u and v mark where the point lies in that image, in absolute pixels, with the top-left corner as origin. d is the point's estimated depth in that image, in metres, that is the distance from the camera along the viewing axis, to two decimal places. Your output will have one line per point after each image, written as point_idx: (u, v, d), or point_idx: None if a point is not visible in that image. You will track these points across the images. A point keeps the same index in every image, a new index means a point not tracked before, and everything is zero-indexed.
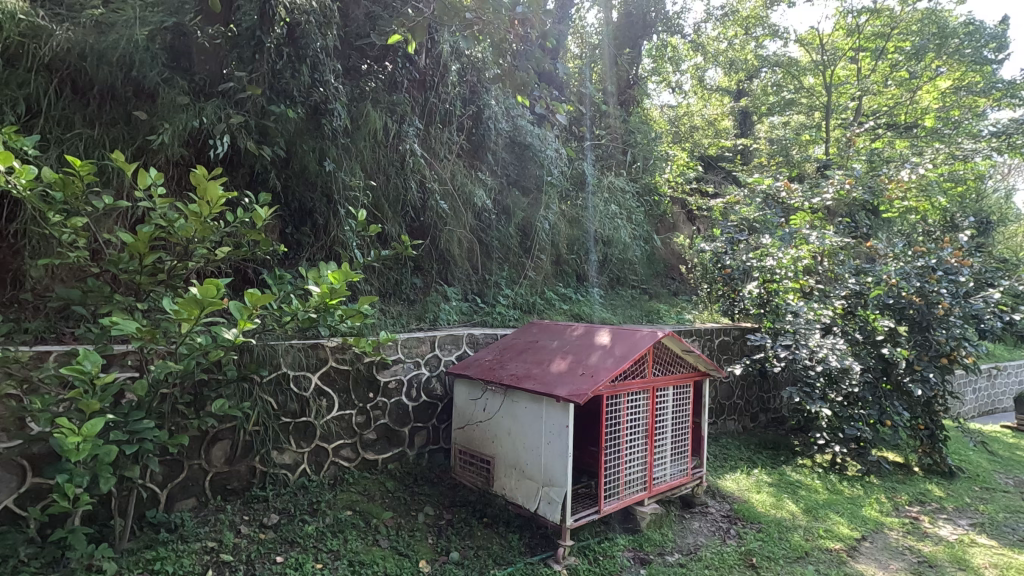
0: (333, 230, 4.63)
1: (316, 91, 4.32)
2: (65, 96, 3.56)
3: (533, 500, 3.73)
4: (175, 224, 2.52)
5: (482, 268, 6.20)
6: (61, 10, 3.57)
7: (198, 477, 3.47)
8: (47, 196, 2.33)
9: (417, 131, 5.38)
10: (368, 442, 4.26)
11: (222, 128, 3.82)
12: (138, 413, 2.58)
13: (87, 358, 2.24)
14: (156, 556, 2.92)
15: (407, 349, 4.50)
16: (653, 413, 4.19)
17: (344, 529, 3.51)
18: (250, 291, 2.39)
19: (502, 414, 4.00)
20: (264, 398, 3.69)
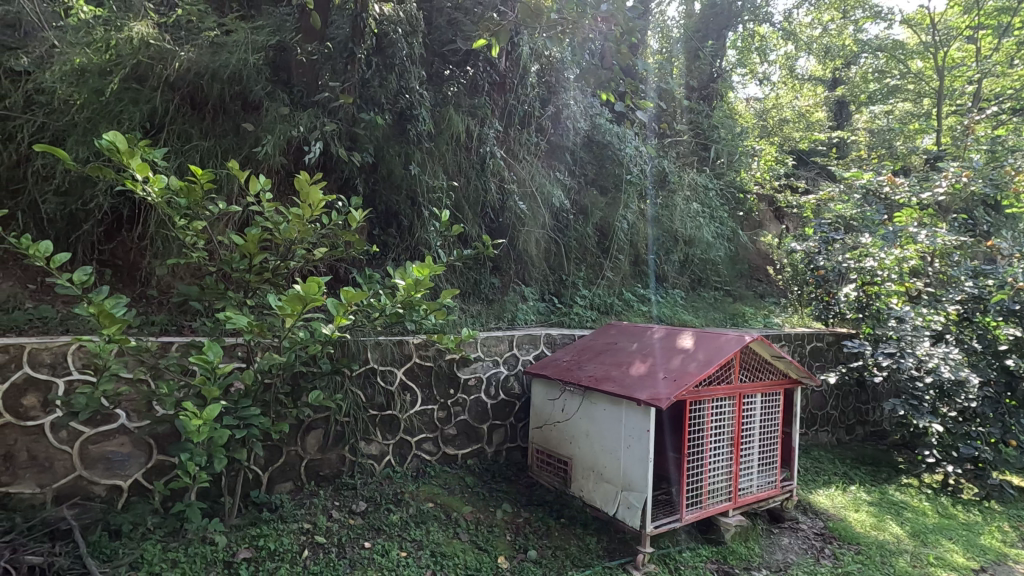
0: (417, 231, 4.81)
1: (402, 98, 4.52)
2: (185, 111, 3.89)
3: (611, 503, 3.68)
4: (280, 226, 2.72)
5: (559, 269, 6.20)
6: (182, 34, 4.01)
7: (295, 462, 3.71)
8: (174, 201, 2.59)
9: (496, 133, 5.47)
10: (449, 437, 4.39)
11: (317, 134, 4.04)
12: (246, 400, 2.82)
13: (212, 348, 2.50)
14: (260, 533, 3.17)
15: (486, 347, 4.58)
16: (739, 421, 4.01)
17: (426, 521, 3.64)
18: (346, 289, 2.53)
19: (581, 415, 3.97)
20: (355, 391, 3.89)
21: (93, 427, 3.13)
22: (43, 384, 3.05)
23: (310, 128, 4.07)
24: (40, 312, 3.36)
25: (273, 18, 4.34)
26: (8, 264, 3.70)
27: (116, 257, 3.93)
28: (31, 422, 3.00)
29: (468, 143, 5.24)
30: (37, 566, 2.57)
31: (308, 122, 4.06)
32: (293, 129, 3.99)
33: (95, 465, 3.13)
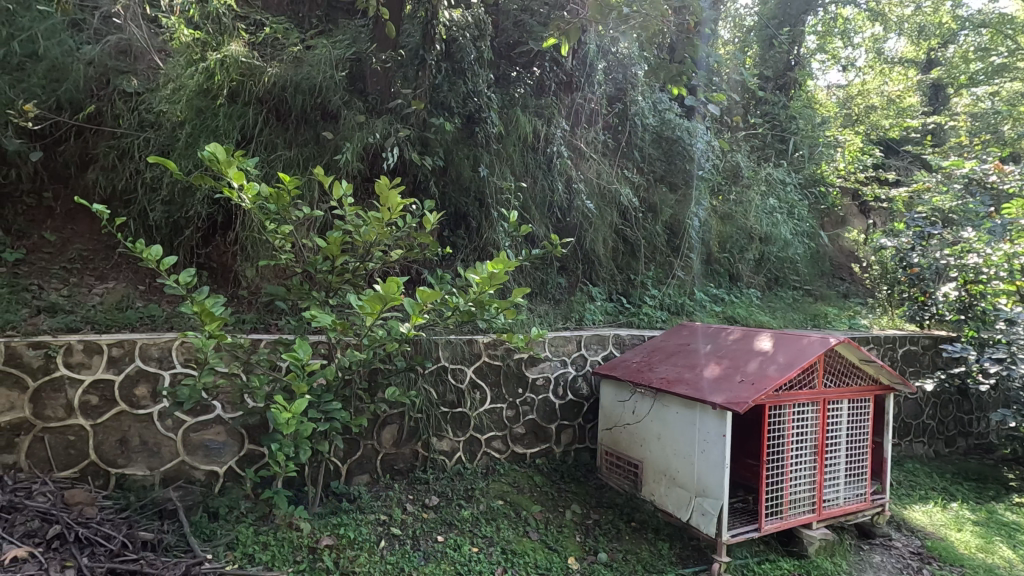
0: (485, 232, 4.87)
1: (471, 101, 4.63)
2: (271, 123, 4.14)
3: (684, 509, 3.58)
4: (360, 229, 2.86)
5: (627, 268, 6.09)
6: (269, 50, 4.28)
7: (371, 456, 3.86)
8: (266, 207, 2.78)
9: (563, 133, 5.48)
10: (517, 435, 4.42)
11: (392, 140, 4.21)
12: (329, 395, 2.97)
13: (302, 346, 2.66)
14: (340, 522, 3.33)
15: (554, 347, 4.58)
16: (824, 428, 3.77)
17: (496, 518, 3.69)
18: (422, 289, 2.62)
19: (652, 418, 3.89)
20: (427, 387, 4.00)
21: (193, 416, 3.40)
22: (151, 376, 3.35)
23: (385, 135, 4.24)
24: (149, 310, 3.69)
25: (349, 31, 4.57)
26: (123, 266, 4.08)
27: (212, 260, 4.23)
28: (142, 410, 3.31)
29: (535, 143, 5.28)
30: (149, 542, 2.83)
31: (383, 129, 4.22)
32: (369, 136, 4.16)
33: (195, 452, 3.40)
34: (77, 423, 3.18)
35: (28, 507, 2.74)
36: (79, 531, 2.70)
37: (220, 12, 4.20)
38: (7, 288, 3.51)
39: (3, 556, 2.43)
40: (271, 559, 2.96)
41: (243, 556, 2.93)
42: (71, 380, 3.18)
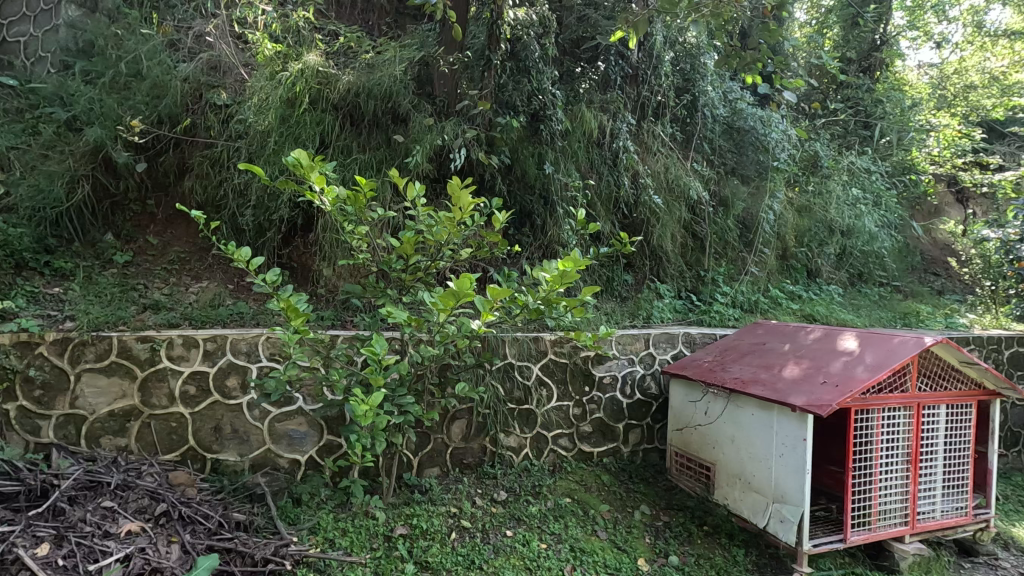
0: (550, 229, 4.86)
1: (536, 99, 4.65)
2: (346, 128, 4.33)
3: (761, 515, 3.43)
4: (433, 228, 2.94)
5: (696, 264, 5.89)
6: (343, 59, 4.48)
7: (442, 449, 3.95)
8: (344, 210, 2.92)
9: (629, 127, 5.37)
10: (584, 434, 4.38)
11: (460, 141, 4.29)
12: (403, 389, 3.07)
13: (377, 340, 2.78)
14: (413, 512, 3.45)
15: (622, 345, 4.51)
16: (918, 435, 3.50)
17: (564, 515, 3.69)
18: (493, 287, 2.66)
19: (725, 419, 3.74)
20: (495, 384, 4.05)
21: (278, 407, 3.61)
22: (241, 369, 3.59)
23: (453, 136, 4.33)
24: (238, 308, 3.96)
25: (417, 36, 4.70)
26: (215, 266, 4.40)
27: (293, 260, 4.48)
28: (233, 401, 3.56)
29: (600, 139, 5.23)
30: (242, 522, 3.05)
31: (451, 130, 4.30)
32: (438, 138, 4.26)
33: (279, 441, 3.61)
34: (179, 410, 3.47)
35: (139, 486, 3.02)
36: (182, 510, 2.94)
37: (301, 25, 4.49)
38: (118, 287, 3.87)
39: (119, 529, 2.70)
40: (350, 544, 3.11)
41: (325, 540, 3.10)
42: (172, 371, 3.47)
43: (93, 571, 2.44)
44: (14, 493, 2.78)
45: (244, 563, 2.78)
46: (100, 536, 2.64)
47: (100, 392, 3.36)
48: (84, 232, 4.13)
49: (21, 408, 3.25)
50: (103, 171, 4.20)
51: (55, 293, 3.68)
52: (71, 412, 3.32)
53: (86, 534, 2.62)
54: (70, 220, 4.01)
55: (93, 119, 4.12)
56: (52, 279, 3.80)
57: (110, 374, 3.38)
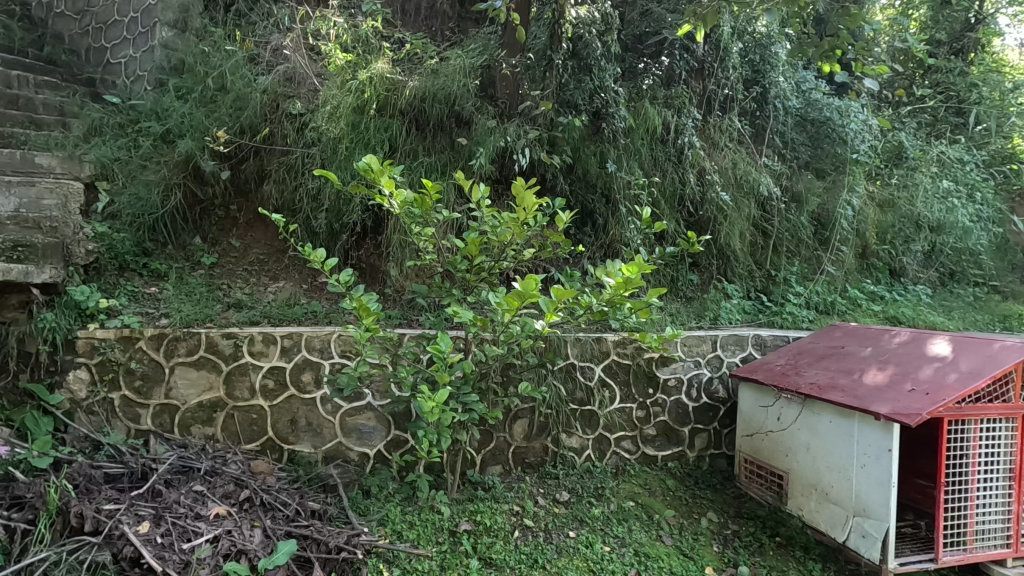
0: (612, 228, 4.80)
1: (598, 97, 4.63)
2: (412, 133, 4.45)
3: (840, 529, 3.25)
4: (497, 229, 2.98)
5: (767, 263, 5.63)
6: (410, 65, 4.61)
7: (504, 448, 3.99)
8: (412, 212, 3.01)
9: (695, 122, 5.22)
10: (648, 437, 4.28)
11: (522, 142, 4.32)
12: (467, 388, 3.13)
13: (444, 340, 2.85)
14: (477, 509, 3.51)
15: (687, 347, 4.39)
16: (1023, 448, 3.20)
17: (628, 519, 3.64)
18: (557, 287, 2.67)
19: (800, 426, 3.56)
20: (557, 384, 4.05)
21: (349, 402, 3.77)
22: (315, 365, 3.77)
23: (516, 137, 4.37)
24: (312, 307, 4.15)
25: (480, 39, 4.77)
26: (291, 267, 4.65)
27: (363, 261, 4.66)
28: (308, 394, 3.75)
29: (664, 135, 5.11)
30: (317, 511, 3.21)
31: (514, 131, 4.34)
32: (501, 139, 4.30)
33: (350, 434, 3.77)
34: (259, 403, 3.69)
35: (226, 473, 3.23)
36: (263, 497, 3.13)
37: (369, 35, 4.64)
38: (206, 287, 4.16)
39: (209, 512, 2.89)
40: (417, 537, 3.21)
41: (393, 532, 3.21)
42: (253, 366, 3.70)
43: (186, 549, 2.63)
44: (120, 475, 3.07)
45: (320, 550, 2.92)
46: (192, 517, 2.84)
47: (190, 384, 3.63)
48: (176, 235, 4.45)
49: (124, 397, 3.57)
50: (193, 180, 4.50)
51: (152, 292, 4.00)
52: (165, 402, 3.60)
53: (180, 514, 2.82)
54: (164, 225, 4.34)
55: (184, 131, 4.46)
56: (150, 279, 4.14)
57: (199, 368, 3.64)
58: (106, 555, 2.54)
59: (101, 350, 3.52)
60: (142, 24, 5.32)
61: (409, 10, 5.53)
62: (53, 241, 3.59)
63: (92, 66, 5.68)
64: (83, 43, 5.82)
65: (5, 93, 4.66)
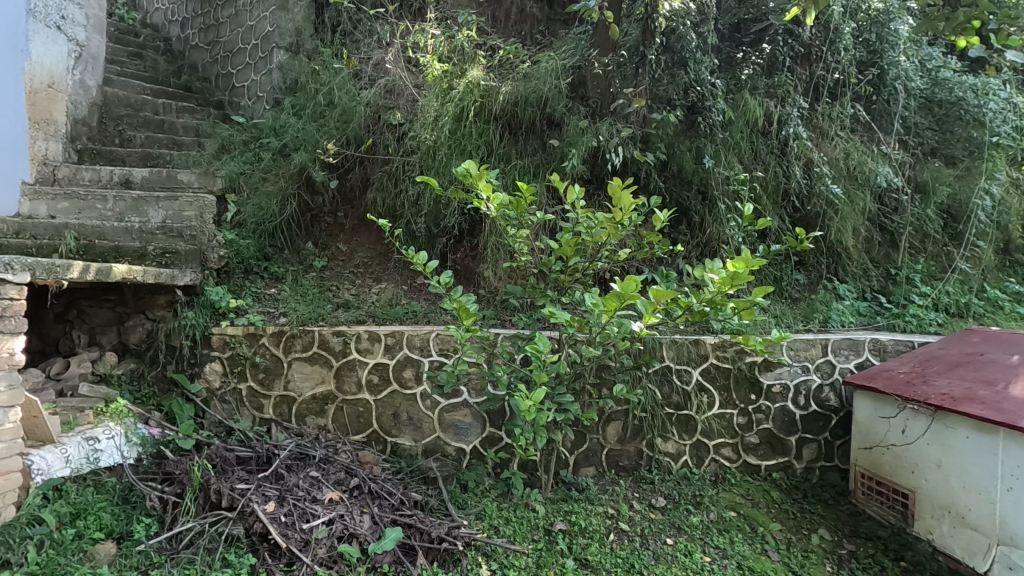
0: (709, 227, 4.63)
1: (693, 91, 4.49)
2: (504, 136, 4.54)
3: (980, 558, 2.92)
4: (592, 230, 2.98)
5: (885, 261, 5.15)
6: (503, 71, 4.72)
7: (598, 450, 3.96)
8: (507, 214, 3.08)
9: (801, 111, 4.89)
10: (751, 445, 4.05)
11: (615, 141, 4.27)
12: (562, 388, 3.15)
13: (541, 340, 2.89)
14: (571, 510, 3.52)
15: (794, 351, 4.12)
16: None
17: (730, 529, 3.50)
18: (655, 288, 2.62)
19: (930, 441, 3.22)
20: (652, 387, 3.97)
21: (447, 399, 3.91)
22: (415, 362, 3.96)
23: (608, 136, 4.33)
24: (412, 307, 4.37)
25: (571, 41, 4.79)
26: (392, 269, 4.91)
27: (458, 263, 4.83)
28: (409, 391, 3.93)
29: (767, 127, 4.84)
30: (419, 502, 3.37)
31: (607, 130, 4.30)
32: (593, 139, 4.27)
33: (447, 430, 3.91)
34: (365, 397, 3.94)
35: (338, 461, 3.48)
36: (370, 485, 3.34)
37: (465, 44, 4.76)
38: (319, 288, 4.51)
39: (324, 496, 3.13)
40: (513, 534, 3.28)
41: (490, 527, 3.32)
42: (360, 362, 3.95)
43: (306, 529, 2.89)
44: (248, 458, 3.41)
45: (423, 539, 3.07)
46: (310, 500, 3.09)
47: (305, 377, 3.95)
48: (292, 241, 4.85)
49: (250, 388, 3.94)
50: (306, 190, 4.88)
51: (272, 293, 4.39)
52: (285, 393, 3.94)
53: (300, 497, 3.08)
54: (282, 232, 4.75)
55: (299, 145, 4.85)
56: (270, 281, 4.54)
57: (314, 363, 3.95)
58: (240, 529, 2.87)
59: (232, 345, 3.93)
60: (261, 50, 5.86)
61: (499, 16, 5.69)
62: (193, 249, 4.03)
63: (221, 91, 6.34)
64: (213, 70, 6.51)
65: (154, 119, 5.35)
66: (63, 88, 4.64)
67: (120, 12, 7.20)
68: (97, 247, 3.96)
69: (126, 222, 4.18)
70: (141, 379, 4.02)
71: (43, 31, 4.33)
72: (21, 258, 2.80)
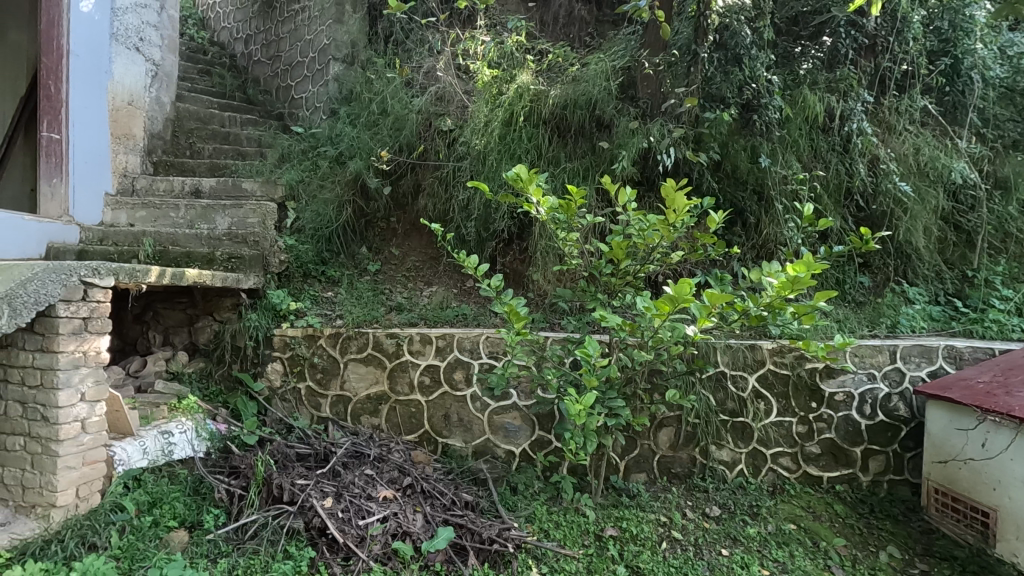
0: (766, 228, 4.50)
1: (748, 88, 4.35)
2: (554, 139, 4.53)
3: None
4: (645, 232, 2.93)
5: (961, 263, 4.83)
6: (552, 74, 4.73)
7: (649, 456, 3.89)
8: (557, 218, 3.08)
9: (865, 106, 4.66)
10: (812, 455, 3.87)
11: (667, 141, 4.19)
12: (613, 392, 3.12)
13: (591, 343, 2.87)
14: (622, 516, 3.48)
15: (859, 358, 3.91)
16: None
17: (790, 543, 3.36)
18: (711, 291, 2.57)
19: (1013, 455, 3.00)
20: (706, 393, 3.87)
21: (496, 401, 3.94)
22: (465, 365, 3.99)
23: (660, 137, 4.26)
24: (462, 309, 4.44)
25: (620, 43, 4.76)
26: (443, 273, 5.00)
27: (508, 266, 4.87)
28: (459, 393, 3.98)
29: (827, 124, 4.64)
30: (470, 503, 3.41)
31: (658, 130, 4.24)
32: (644, 140, 4.21)
33: (497, 432, 3.93)
34: (417, 398, 4.02)
35: (391, 460, 3.57)
36: (423, 485, 3.40)
37: (514, 49, 4.80)
38: (373, 291, 4.64)
39: (379, 494, 3.22)
40: (563, 538, 3.28)
41: (540, 530, 3.32)
42: (412, 364, 4.03)
43: (361, 526, 2.99)
44: (308, 454, 3.55)
45: (474, 539, 3.10)
46: (365, 497, 3.18)
47: (360, 377, 4.07)
48: (347, 246, 5.02)
49: (308, 387, 4.10)
50: (361, 196, 5.04)
51: (329, 297, 4.56)
52: (341, 393, 4.08)
53: (356, 494, 3.18)
54: (338, 237, 4.92)
55: (354, 153, 5.02)
56: (327, 284, 4.71)
57: (368, 364, 4.07)
58: (300, 523, 2.99)
59: (292, 345, 4.11)
60: (318, 62, 6.11)
61: (548, 20, 5.71)
62: (256, 254, 4.26)
63: (281, 102, 6.65)
64: (273, 83, 6.83)
65: (221, 132, 5.67)
66: (141, 104, 5.00)
67: (191, 32, 7.66)
68: (171, 253, 4.23)
69: (196, 229, 4.44)
70: (209, 378, 4.25)
71: (124, 52, 4.75)
72: (107, 264, 2.98)
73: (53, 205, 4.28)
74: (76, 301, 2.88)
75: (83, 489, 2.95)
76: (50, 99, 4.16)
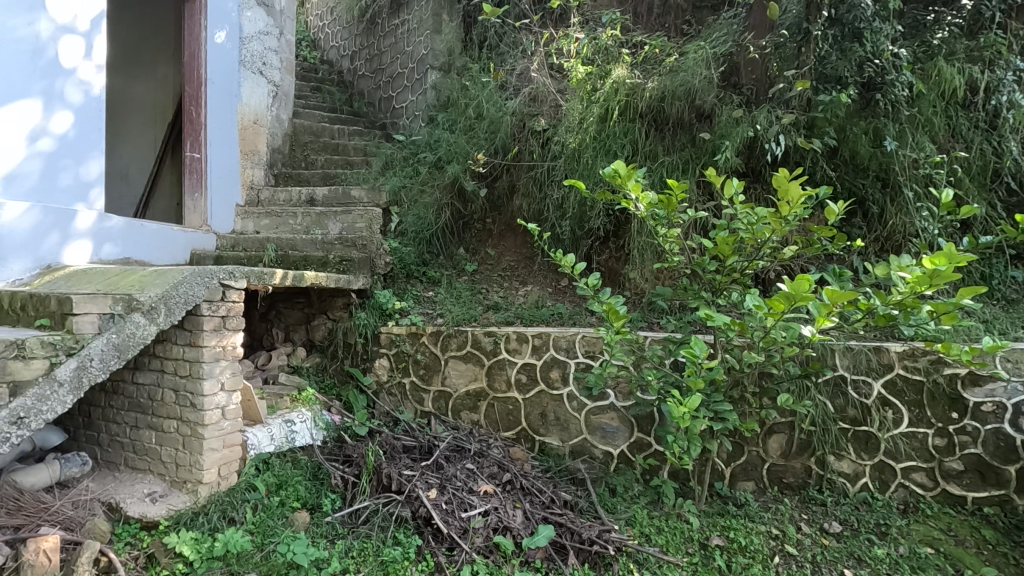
0: (892, 218, 4.08)
1: (870, 65, 3.92)
2: (651, 133, 4.40)
3: None
4: (755, 224, 2.77)
5: None
6: (648, 67, 4.59)
7: (757, 463, 3.66)
8: (656, 213, 2.99)
9: (1018, 75, 4.07)
10: (952, 472, 3.41)
11: (776, 129, 3.92)
12: (719, 395, 2.98)
13: (697, 344, 2.74)
14: (729, 525, 3.31)
15: (1014, 364, 3.39)
16: None
17: (926, 569, 3.02)
18: (830, 287, 2.37)
19: None
20: (823, 399, 3.58)
21: (594, 402, 3.89)
22: (562, 363, 3.97)
23: (768, 124, 4.01)
24: (558, 308, 4.45)
25: (721, 27, 4.52)
26: (538, 272, 5.03)
27: (603, 265, 4.81)
28: (555, 391, 3.98)
29: (969, 98, 4.12)
30: (569, 502, 3.41)
31: (765, 118, 3.99)
32: (750, 129, 3.98)
33: (595, 432, 3.88)
34: (514, 396, 4.07)
35: (490, 456, 3.65)
36: (522, 482, 3.45)
37: (608, 44, 4.71)
38: (471, 291, 4.78)
39: (479, 488, 3.31)
40: (666, 544, 3.19)
41: (642, 535, 3.25)
42: (509, 361, 4.09)
43: (464, 518, 3.09)
44: (413, 447, 3.72)
45: (574, 539, 3.10)
46: (467, 491, 3.29)
47: (460, 375, 4.21)
48: (446, 247, 5.20)
49: (412, 382, 4.32)
50: (458, 199, 5.20)
51: (430, 296, 4.75)
52: (442, 389, 4.24)
53: (458, 487, 3.30)
54: (438, 239, 5.11)
55: (451, 157, 5.18)
56: (428, 284, 4.92)
57: (467, 362, 4.20)
58: (407, 512, 3.14)
59: (398, 343, 4.35)
60: (417, 73, 6.39)
61: (642, 11, 5.56)
62: (364, 257, 4.54)
63: (383, 113, 7.04)
64: (376, 95, 7.25)
65: (330, 143, 6.07)
66: (265, 122, 5.51)
67: (304, 53, 8.33)
68: (291, 257, 4.70)
69: (312, 235, 4.82)
70: (324, 371, 4.59)
71: (251, 75, 5.29)
72: (241, 268, 3.33)
73: (196, 217, 4.87)
74: (217, 301, 3.24)
75: (223, 468, 3.30)
76: (193, 123, 4.81)
